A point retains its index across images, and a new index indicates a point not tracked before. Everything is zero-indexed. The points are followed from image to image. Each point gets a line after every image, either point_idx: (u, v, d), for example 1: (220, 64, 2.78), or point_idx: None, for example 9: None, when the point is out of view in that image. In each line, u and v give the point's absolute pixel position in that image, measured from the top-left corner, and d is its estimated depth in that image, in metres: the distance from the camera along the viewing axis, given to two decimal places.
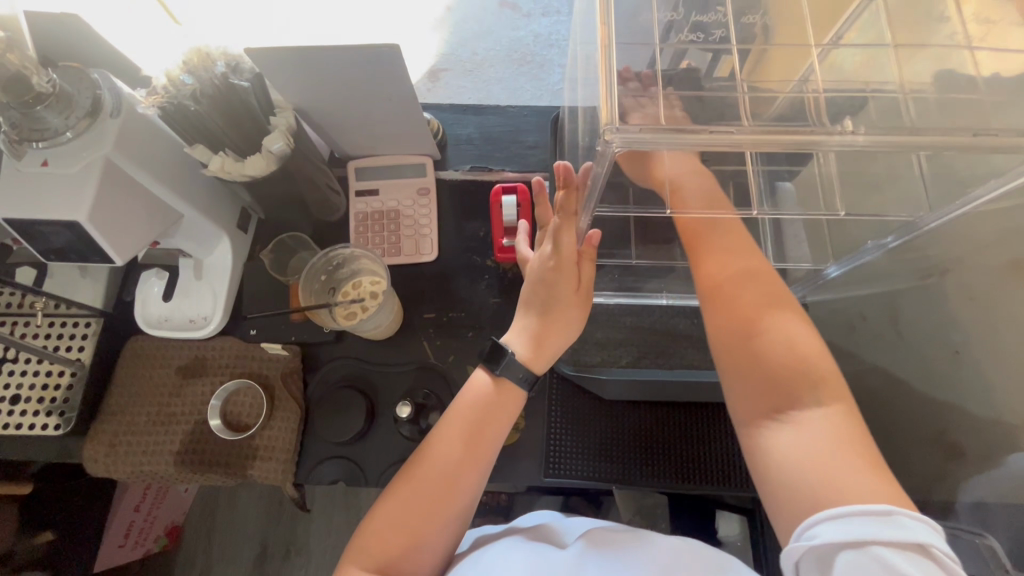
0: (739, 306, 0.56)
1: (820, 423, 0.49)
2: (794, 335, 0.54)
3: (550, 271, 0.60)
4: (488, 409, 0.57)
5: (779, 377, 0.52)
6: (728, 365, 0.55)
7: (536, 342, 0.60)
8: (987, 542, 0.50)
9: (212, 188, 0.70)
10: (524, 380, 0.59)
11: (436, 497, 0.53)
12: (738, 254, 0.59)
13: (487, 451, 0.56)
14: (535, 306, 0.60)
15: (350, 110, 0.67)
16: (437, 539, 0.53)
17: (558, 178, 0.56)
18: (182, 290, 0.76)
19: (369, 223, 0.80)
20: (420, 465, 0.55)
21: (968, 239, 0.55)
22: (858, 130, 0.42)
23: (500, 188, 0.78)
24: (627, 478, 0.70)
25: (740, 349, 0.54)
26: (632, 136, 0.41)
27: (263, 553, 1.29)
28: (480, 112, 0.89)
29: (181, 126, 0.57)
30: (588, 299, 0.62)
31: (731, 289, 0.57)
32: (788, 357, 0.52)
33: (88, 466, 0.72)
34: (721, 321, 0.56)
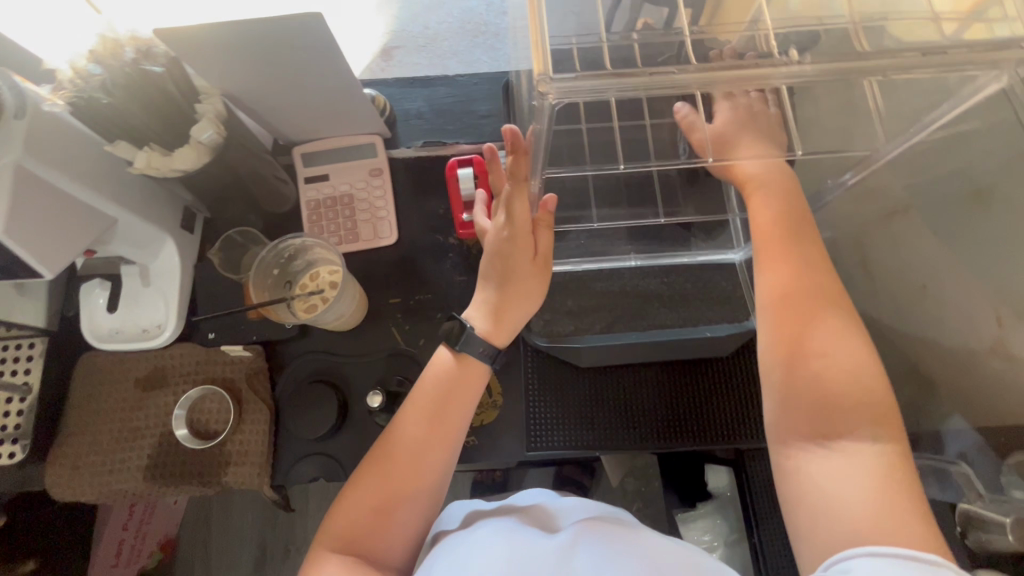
0: (808, 324, 0.50)
1: (871, 461, 0.43)
2: (864, 361, 0.48)
3: (504, 240, 0.58)
4: (451, 384, 0.56)
5: (838, 407, 0.46)
6: (782, 380, 0.49)
7: (496, 314, 0.58)
8: (960, 470, 0.57)
9: (146, 187, 0.65)
10: (487, 354, 0.57)
11: (404, 476, 0.52)
12: (805, 262, 0.53)
13: (455, 427, 0.55)
14: (492, 278, 0.59)
15: (286, 93, 0.64)
16: (408, 518, 0.52)
17: (505, 145, 0.52)
18: (130, 299, 0.71)
19: (322, 211, 0.77)
20: (387, 443, 0.54)
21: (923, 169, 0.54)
22: (806, 59, 0.41)
23: (454, 161, 0.74)
24: (610, 443, 0.69)
25: (803, 369, 0.48)
26: (569, 85, 0.40)
27: (262, 556, 1.28)
28: (428, 84, 0.85)
29: (98, 122, 0.53)
30: (548, 267, 0.60)
31: (801, 301, 0.51)
32: (853, 386, 0.47)
33: (53, 491, 0.69)
34: (787, 334, 0.50)
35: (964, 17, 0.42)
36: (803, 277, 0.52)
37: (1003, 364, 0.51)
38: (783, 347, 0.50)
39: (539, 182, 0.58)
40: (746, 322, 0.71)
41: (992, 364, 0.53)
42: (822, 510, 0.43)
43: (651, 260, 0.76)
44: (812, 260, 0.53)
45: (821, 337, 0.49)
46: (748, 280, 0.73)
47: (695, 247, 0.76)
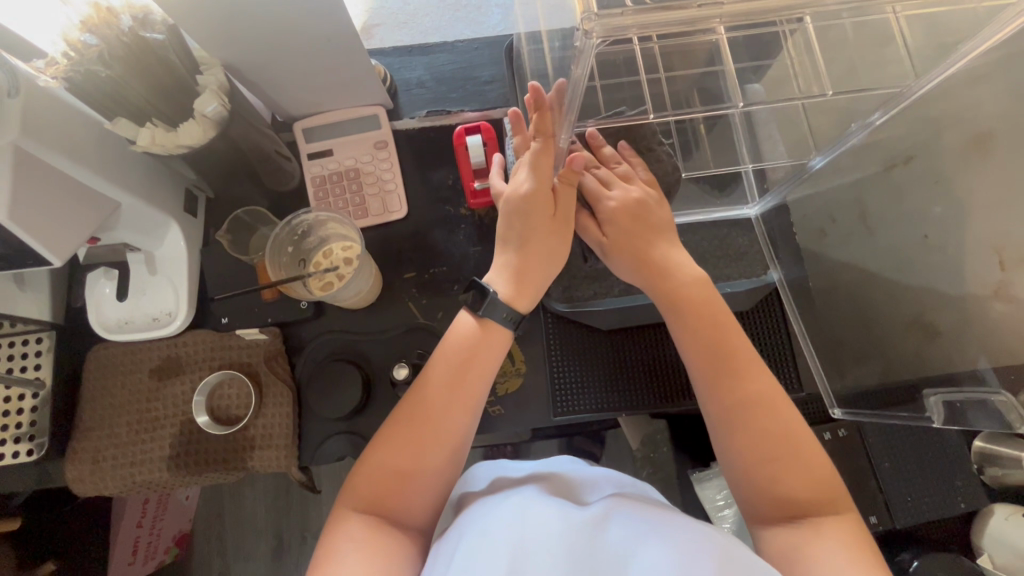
0: (757, 432, 0.54)
1: (840, 529, 0.50)
2: (808, 450, 0.54)
3: (526, 200, 0.57)
4: (472, 349, 0.54)
5: (800, 494, 0.51)
6: (750, 479, 0.53)
7: (518, 279, 0.57)
8: (1000, 399, 0.48)
9: (147, 168, 0.63)
10: (509, 320, 0.56)
11: (427, 441, 0.51)
12: (742, 366, 0.57)
13: (476, 393, 0.54)
14: (512, 239, 0.58)
15: (294, 62, 0.61)
16: (429, 484, 0.51)
17: (529, 102, 0.52)
18: (137, 287, 0.69)
19: (329, 186, 0.75)
20: (408, 407, 0.53)
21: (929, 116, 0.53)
22: None
23: (462, 130, 0.73)
24: (635, 403, 0.69)
25: (764, 469, 0.53)
26: (609, 23, 0.38)
27: (280, 543, 1.28)
28: (427, 51, 0.82)
29: (95, 98, 0.51)
30: (568, 227, 0.59)
31: (745, 410, 0.55)
32: (808, 477, 0.52)
33: (74, 487, 0.68)
34: (741, 445, 0.54)
35: None
36: (743, 387, 0.56)
37: (1003, 308, 0.48)
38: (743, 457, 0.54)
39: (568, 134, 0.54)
40: (764, 276, 0.73)
41: (995, 307, 0.49)
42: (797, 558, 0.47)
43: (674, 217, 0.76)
44: (745, 366, 0.57)
45: (768, 439, 0.54)
46: (764, 236, 0.75)
47: (712, 204, 0.77)
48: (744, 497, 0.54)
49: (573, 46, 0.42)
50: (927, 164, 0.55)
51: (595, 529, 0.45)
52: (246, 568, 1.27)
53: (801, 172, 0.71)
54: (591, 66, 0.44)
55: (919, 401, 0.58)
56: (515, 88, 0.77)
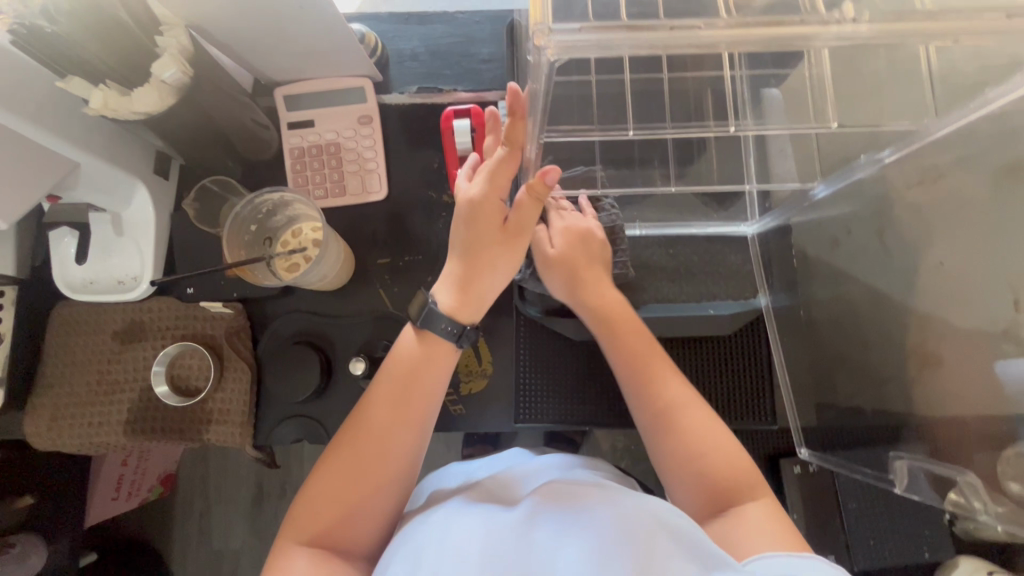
0: (676, 440, 0.52)
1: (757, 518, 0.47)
2: (730, 448, 0.51)
3: (478, 207, 0.53)
4: (415, 364, 0.52)
5: (723, 484, 0.50)
6: (683, 492, 0.51)
7: (461, 288, 0.54)
8: (966, 480, 0.46)
9: (110, 129, 0.60)
10: (451, 332, 0.52)
11: (371, 464, 0.49)
12: (668, 374, 0.56)
13: (424, 409, 0.52)
14: (457, 246, 0.54)
15: (270, 30, 0.57)
16: (378, 506, 0.49)
17: (505, 106, 0.46)
18: (101, 248, 0.67)
19: (307, 160, 0.71)
20: (350, 435, 0.50)
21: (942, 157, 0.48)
22: (861, 16, 0.36)
23: (450, 111, 0.68)
24: (600, 418, 0.68)
25: (690, 474, 0.51)
26: (567, 40, 0.36)
27: (258, 496, 1.31)
28: (424, 21, 0.77)
29: (43, 54, 0.47)
30: (520, 238, 0.55)
31: (657, 415, 0.54)
32: (727, 465, 0.50)
33: (32, 441, 0.68)
34: (667, 455, 0.53)
35: None
36: (661, 394, 0.55)
37: None
38: (679, 474, 0.52)
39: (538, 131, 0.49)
40: (752, 300, 0.70)
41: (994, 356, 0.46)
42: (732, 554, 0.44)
43: (660, 228, 0.73)
44: (649, 362, 0.57)
45: (686, 444, 0.52)
46: (759, 258, 0.71)
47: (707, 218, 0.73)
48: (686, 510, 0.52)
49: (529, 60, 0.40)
50: None
51: (521, 527, 0.43)
52: (224, 515, 1.31)
53: (801, 199, 0.66)
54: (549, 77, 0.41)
55: (883, 461, 0.56)
56: (512, 69, 0.71)
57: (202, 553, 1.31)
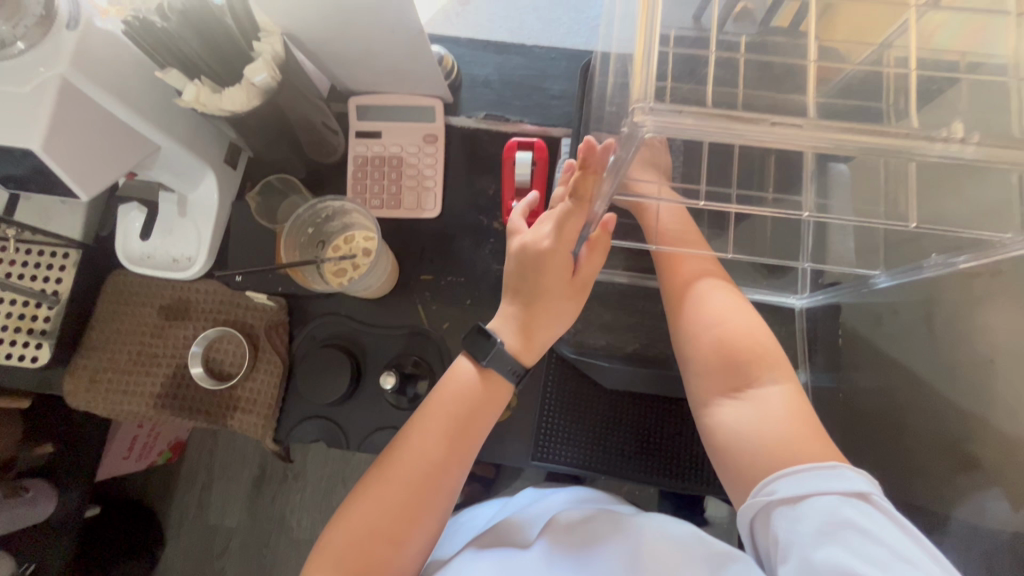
0: (701, 317, 0.57)
1: (771, 399, 0.51)
2: (756, 337, 0.55)
3: (544, 260, 0.53)
4: (474, 402, 0.52)
5: (739, 362, 0.54)
6: (696, 366, 0.56)
7: (525, 331, 0.55)
8: None
9: (191, 118, 0.62)
10: (513, 373, 0.54)
11: (421, 500, 0.49)
12: (698, 267, 0.60)
13: (474, 442, 0.52)
14: (520, 292, 0.55)
15: (362, 44, 0.60)
16: (418, 545, 0.48)
17: (577, 158, 0.46)
18: (164, 227, 0.70)
19: (369, 169, 0.73)
20: (396, 466, 0.49)
21: None
22: (968, 139, 0.35)
23: (514, 142, 0.69)
24: (618, 470, 0.66)
25: (709, 347, 0.55)
26: (666, 119, 0.35)
27: (260, 479, 1.33)
28: (502, 50, 0.79)
29: (150, 46, 0.50)
30: (585, 289, 0.56)
31: (690, 294, 0.59)
32: (745, 345, 0.54)
33: (68, 399, 0.71)
34: (690, 328, 0.57)
35: None
36: (687, 283, 0.59)
37: None
38: (696, 345, 0.56)
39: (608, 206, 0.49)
40: None
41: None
42: (754, 451, 0.49)
43: None
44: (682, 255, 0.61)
45: (710, 320, 0.56)
46: (804, 333, 0.71)
47: (755, 284, 0.71)
48: (695, 381, 0.56)
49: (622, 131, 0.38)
50: None
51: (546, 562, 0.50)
52: (225, 492, 1.33)
53: (861, 286, 0.63)
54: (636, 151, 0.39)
55: None
56: (580, 110, 0.72)
57: (196, 526, 1.33)
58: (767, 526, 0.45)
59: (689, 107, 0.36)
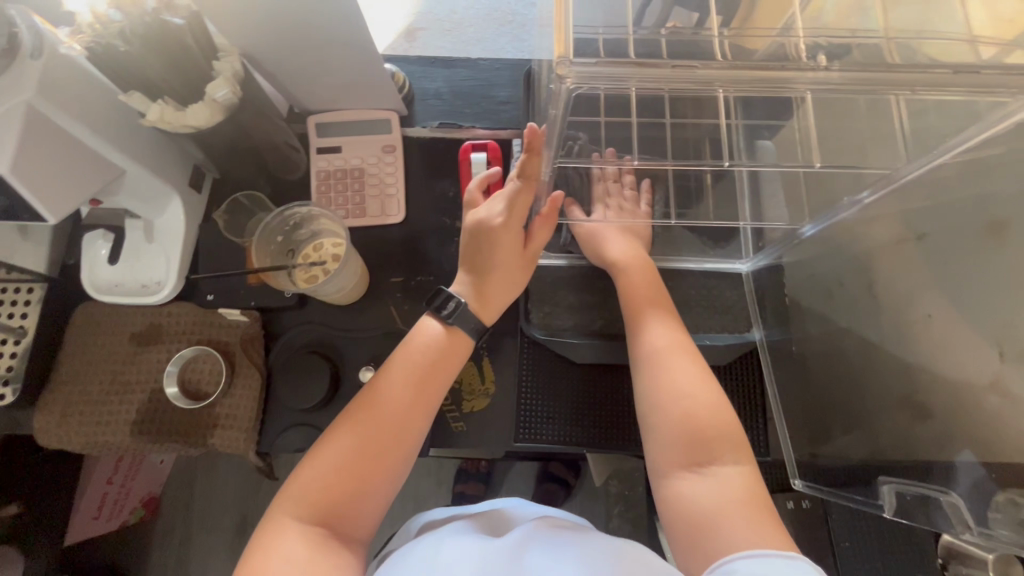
0: (666, 390, 0.57)
1: (732, 477, 0.52)
2: (719, 414, 0.56)
3: (496, 226, 0.59)
4: (439, 354, 0.56)
5: (707, 435, 0.54)
6: (658, 435, 0.56)
7: (480, 296, 0.60)
8: (949, 499, 0.50)
9: (154, 140, 0.64)
10: (474, 330, 0.59)
11: (389, 445, 0.51)
12: (665, 329, 0.62)
13: (439, 393, 0.56)
14: (475, 263, 0.60)
15: (316, 59, 0.64)
16: (383, 488, 0.51)
17: (523, 142, 0.52)
18: (132, 253, 0.71)
19: (332, 182, 0.76)
20: (367, 410, 0.52)
21: (944, 193, 0.50)
22: (831, 67, 0.43)
23: (468, 145, 0.74)
24: (598, 442, 0.69)
25: (676, 422, 0.55)
26: (585, 71, 0.42)
27: (241, 524, 1.28)
28: (450, 65, 0.84)
29: (113, 71, 0.53)
30: (534, 261, 0.63)
31: (656, 364, 0.59)
32: (711, 413, 0.55)
33: (38, 437, 0.69)
34: (654, 399, 0.58)
35: (996, 35, 0.45)
36: (650, 343, 0.62)
37: (998, 403, 0.46)
38: (662, 417, 0.56)
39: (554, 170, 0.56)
40: (747, 333, 0.74)
41: (987, 401, 0.47)
42: (701, 520, 0.50)
43: (661, 262, 0.77)
44: (649, 313, 0.64)
45: (674, 394, 0.57)
46: (752, 292, 0.76)
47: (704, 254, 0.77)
48: (655, 451, 0.56)
49: (550, 89, 0.45)
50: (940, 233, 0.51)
51: (513, 553, 0.50)
52: (204, 541, 1.28)
53: (791, 237, 0.71)
54: (568, 108, 0.47)
55: (873, 488, 0.58)
56: (528, 111, 0.78)
57: None
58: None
59: (603, 60, 0.42)
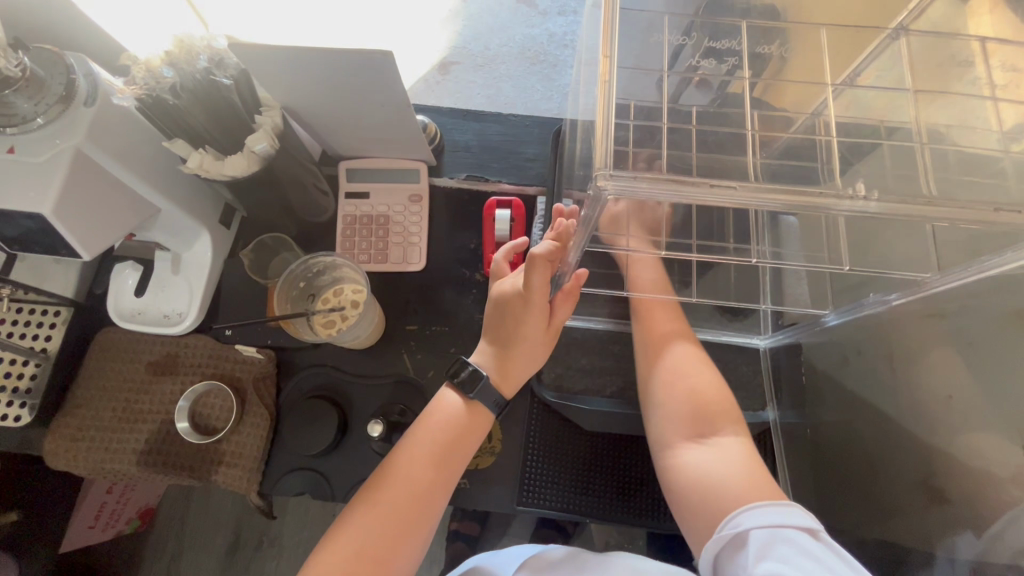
0: (671, 370, 0.64)
1: (731, 447, 0.58)
2: (718, 391, 0.62)
3: (521, 303, 0.59)
4: (458, 431, 0.57)
5: (709, 409, 0.61)
6: (662, 409, 0.62)
7: (501, 370, 0.61)
8: None
9: (190, 181, 0.66)
10: (495, 406, 0.60)
11: (409, 523, 0.53)
12: (669, 314, 0.68)
13: (457, 469, 0.57)
14: (499, 337, 0.61)
15: (354, 114, 0.66)
16: (403, 566, 0.52)
17: (554, 232, 0.57)
18: (157, 283, 0.72)
19: (357, 227, 0.78)
20: (386, 491, 0.54)
21: (979, 305, 0.49)
22: (870, 196, 0.42)
23: (493, 201, 0.75)
24: (601, 513, 0.68)
25: (681, 398, 0.61)
26: (624, 183, 0.42)
27: (233, 547, 1.26)
28: (480, 118, 0.86)
29: (158, 119, 0.54)
30: (557, 335, 0.63)
31: (663, 351, 0.65)
32: (710, 389, 0.62)
33: (48, 460, 0.70)
34: (660, 378, 0.63)
35: None
36: (655, 327, 0.67)
37: None
38: (667, 394, 0.62)
39: (581, 258, 0.56)
40: (759, 412, 0.73)
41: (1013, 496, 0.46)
42: (710, 487, 0.54)
43: None
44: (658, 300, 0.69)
45: (679, 373, 0.63)
46: (769, 370, 0.75)
47: (720, 325, 0.76)
48: (661, 425, 0.61)
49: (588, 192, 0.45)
50: None
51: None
52: (194, 563, 1.25)
53: (814, 324, 0.70)
54: (604, 208, 0.47)
55: None
56: (554, 170, 0.79)
57: None
58: (735, 558, 0.49)
59: (643, 174, 0.43)
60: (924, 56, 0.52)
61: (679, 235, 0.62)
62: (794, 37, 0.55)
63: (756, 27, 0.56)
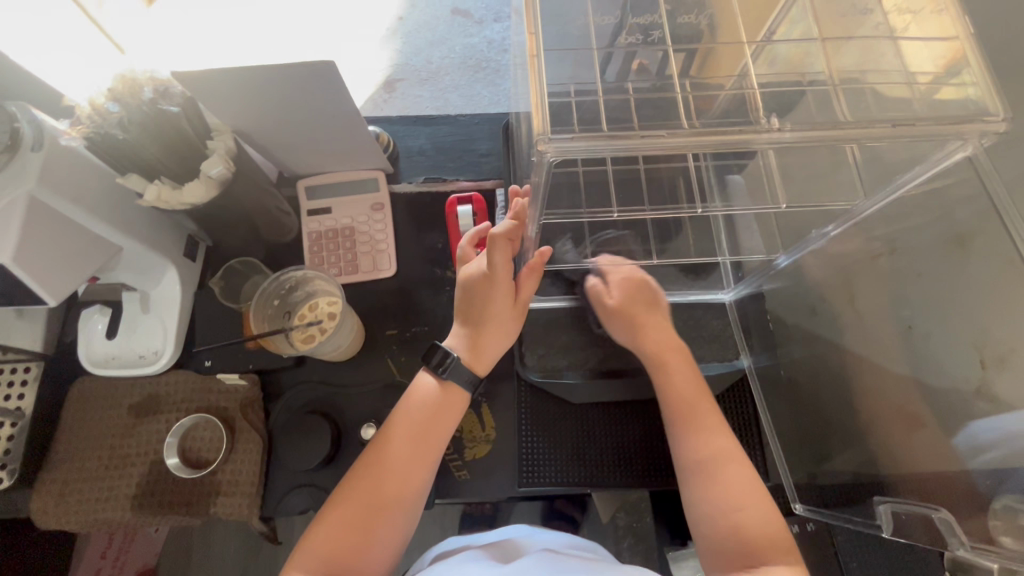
0: (724, 499, 0.58)
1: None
2: (771, 516, 0.57)
3: (486, 283, 0.62)
4: (436, 406, 0.60)
5: (757, 541, 0.55)
6: (711, 542, 0.57)
7: (474, 349, 0.63)
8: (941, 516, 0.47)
9: (148, 217, 0.67)
10: (469, 383, 0.62)
11: (392, 494, 0.56)
12: (717, 432, 0.63)
13: (439, 443, 0.59)
14: (468, 318, 0.64)
15: (304, 130, 0.68)
16: (387, 536, 0.55)
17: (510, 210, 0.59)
18: (128, 325, 0.72)
19: (324, 242, 0.79)
20: (370, 463, 0.57)
21: (906, 223, 0.54)
22: (785, 126, 0.47)
23: (454, 198, 0.77)
24: (600, 482, 0.70)
25: (729, 530, 0.56)
26: (564, 144, 0.45)
27: None
28: (431, 122, 0.88)
29: (108, 155, 0.55)
30: (524, 311, 0.65)
31: (713, 476, 0.60)
32: (765, 521, 0.56)
33: (36, 519, 0.68)
34: (708, 502, 0.59)
35: (935, 78, 0.49)
36: (702, 444, 0.62)
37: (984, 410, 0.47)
38: (706, 529, 0.58)
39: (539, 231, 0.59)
40: (735, 362, 0.77)
41: (974, 405, 0.48)
42: None
43: None
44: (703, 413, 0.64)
45: (728, 501, 0.58)
46: (737, 322, 0.78)
47: (685, 286, 0.80)
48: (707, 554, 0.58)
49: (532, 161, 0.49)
50: (906, 261, 0.55)
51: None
52: None
53: (767, 269, 0.75)
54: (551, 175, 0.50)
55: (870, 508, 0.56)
56: (509, 162, 0.81)
57: None
58: None
59: (580, 134, 0.46)
60: (828, 9, 0.57)
61: (634, 202, 0.65)
62: (711, 7, 0.59)
63: (673, 2, 0.60)
